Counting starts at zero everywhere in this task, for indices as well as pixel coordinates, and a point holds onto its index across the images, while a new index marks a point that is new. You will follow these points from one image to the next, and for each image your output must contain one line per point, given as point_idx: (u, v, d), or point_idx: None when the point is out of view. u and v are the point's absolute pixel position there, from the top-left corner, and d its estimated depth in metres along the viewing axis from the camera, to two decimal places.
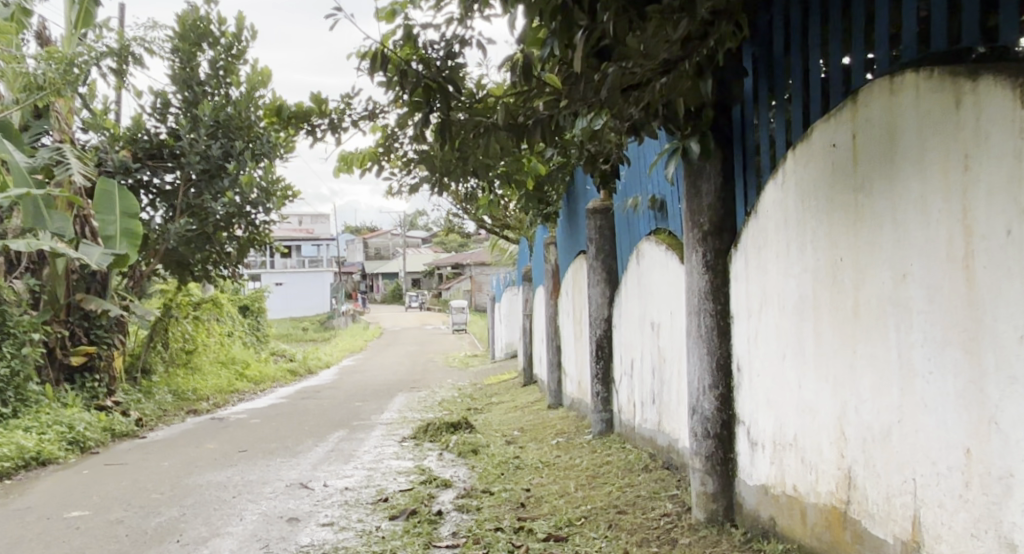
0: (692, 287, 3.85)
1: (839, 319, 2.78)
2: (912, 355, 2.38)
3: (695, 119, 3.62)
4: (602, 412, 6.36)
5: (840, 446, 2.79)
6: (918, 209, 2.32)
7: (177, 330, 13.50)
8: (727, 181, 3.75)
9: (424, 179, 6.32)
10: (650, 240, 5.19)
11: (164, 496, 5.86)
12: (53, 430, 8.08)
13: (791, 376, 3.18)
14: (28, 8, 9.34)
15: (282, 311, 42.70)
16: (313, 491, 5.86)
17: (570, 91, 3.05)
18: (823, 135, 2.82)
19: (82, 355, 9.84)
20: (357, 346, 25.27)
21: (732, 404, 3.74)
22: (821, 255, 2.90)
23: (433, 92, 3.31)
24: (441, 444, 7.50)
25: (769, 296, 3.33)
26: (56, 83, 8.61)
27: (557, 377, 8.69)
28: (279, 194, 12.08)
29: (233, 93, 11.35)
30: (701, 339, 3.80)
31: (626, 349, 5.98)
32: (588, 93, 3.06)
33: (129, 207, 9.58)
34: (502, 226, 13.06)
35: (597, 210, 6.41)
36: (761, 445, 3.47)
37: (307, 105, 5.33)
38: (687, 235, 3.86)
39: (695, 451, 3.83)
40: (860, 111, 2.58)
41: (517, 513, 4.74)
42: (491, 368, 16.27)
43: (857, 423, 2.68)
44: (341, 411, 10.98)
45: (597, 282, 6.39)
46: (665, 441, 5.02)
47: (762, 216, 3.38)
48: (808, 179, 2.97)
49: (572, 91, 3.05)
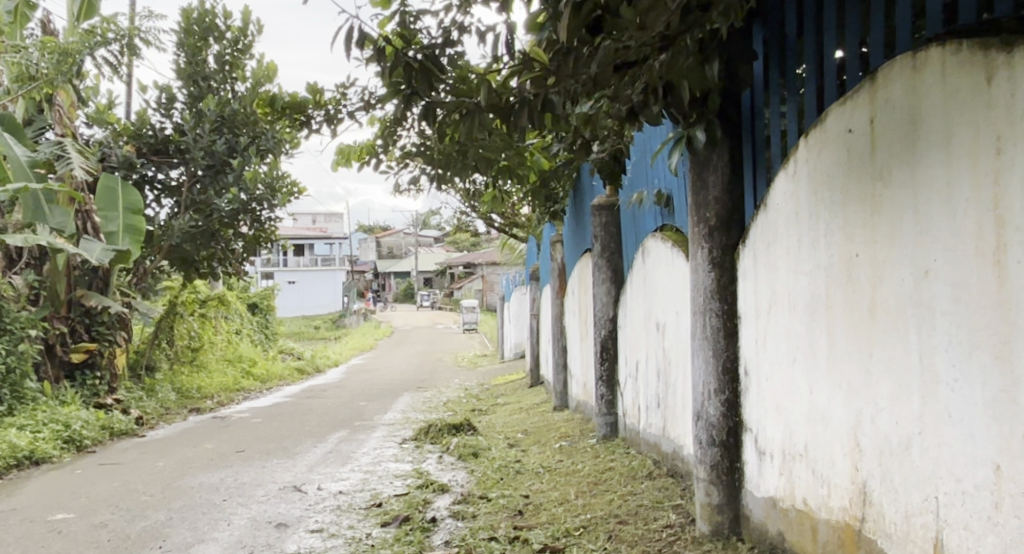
0: (697, 286, 3.64)
1: (855, 321, 2.55)
2: (934, 361, 2.15)
3: (701, 106, 3.39)
4: (606, 416, 6.13)
5: (855, 458, 2.56)
6: (943, 198, 2.09)
7: (183, 326, 13.36)
8: (736, 172, 3.53)
9: (425, 172, 6.12)
10: (656, 237, 4.98)
11: (153, 499, 5.70)
12: (48, 428, 7.96)
13: (802, 380, 2.96)
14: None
15: (294, 310, 42.64)
16: (305, 495, 5.66)
17: (558, 70, 2.79)
18: (839, 119, 2.59)
19: (82, 352, 9.71)
20: (367, 344, 25.14)
21: (740, 410, 3.53)
22: (835, 250, 2.67)
23: (414, 74, 2.98)
24: (442, 446, 7.30)
25: (779, 295, 3.11)
26: (48, 76, 8.42)
27: (563, 378, 8.48)
28: (284, 190, 11.89)
29: (239, 89, 11.19)
30: (707, 340, 3.59)
31: (631, 350, 5.77)
32: (578, 69, 2.80)
33: (133, 202, 9.38)
34: (511, 225, 12.86)
35: (603, 206, 6.17)
36: (769, 454, 3.25)
37: (300, 95, 5.13)
38: (692, 230, 3.65)
39: (700, 459, 3.62)
40: (879, 92, 2.35)
41: (513, 521, 4.53)
42: (501, 367, 16.05)
43: (873, 434, 2.44)
44: (344, 411, 10.80)
45: (601, 281, 6.17)
46: (669, 447, 4.79)
47: (771, 211, 3.16)
48: (821, 169, 2.74)
49: (561, 68, 2.78)
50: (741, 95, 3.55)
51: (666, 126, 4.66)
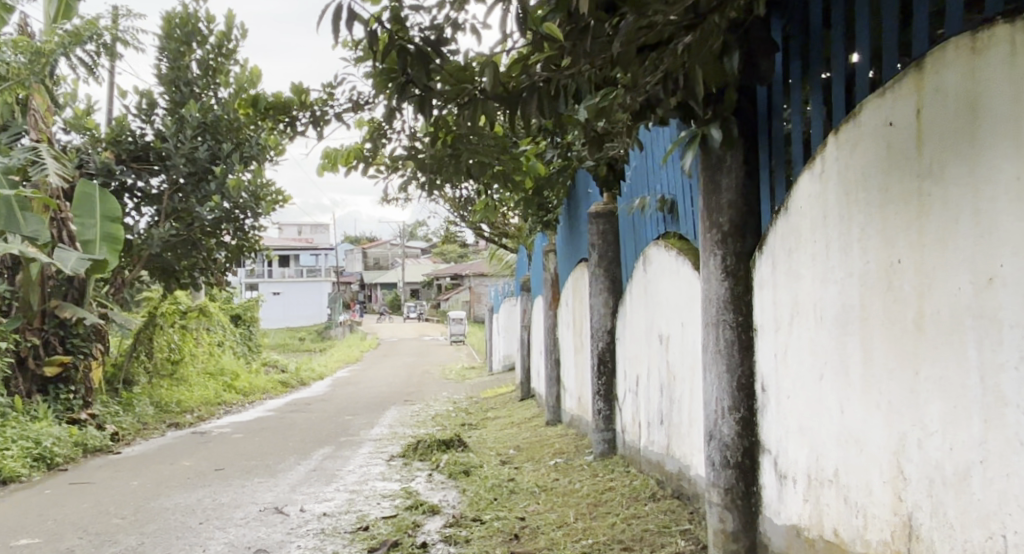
0: (710, 296, 3.39)
1: (896, 334, 2.30)
2: (1000, 379, 1.91)
3: (716, 103, 3.16)
4: (604, 432, 5.86)
5: (898, 487, 2.31)
6: (1013, 196, 1.85)
7: (162, 338, 12.99)
8: (751, 174, 3.30)
9: (415, 178, 5.84)
10: (658, 245, 4.74)
11: (124, 522, 5.37)
12: (17, 445, 7.61)
13: (830, 399, 2.70)
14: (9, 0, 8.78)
15: (279, 321, 42.09)
16: (287, 518, 5.35)
17: (574, 48, 2.48)
18: (876, 112, 2.35)
19: (56, 365, 9.32)
20: (352, 356, 24.73)
21: (756, 429, 3.28)
22: (871, 256, 2.42)
23: (408, 59, 2.59)
24: (431, 463, 7.00)
25: (804, 305, 2.86)
26: (20, 74, 8.13)
27: (556, 392, 8.21)
28: (268, 198, 11.58)
29: (222, 94, 10.87)
30: (720, 355, 3.34)
31: (630, 363, 5.51)
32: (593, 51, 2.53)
33: (111, 211, 9.04)
34: (501, 234, 12.61)
35: (600, 213, 5.92)
36: (791, 479, 2.99)
37: (284, 94, 4.85)
38: (703, 236, 3.42)
39: (713, 483, 3.37)
40: (928, 79, 2.11)
41: (509, 546, 4.24)
42: (489, 380, 15.75)
43: (920, 460, 2.19)
44: (329, 425, 10.47)
45: (598, 292, 5.91)
46: (674, 467, 4.54)
47: (793, 214, 2.91)
48: (854, 167, 2.50)
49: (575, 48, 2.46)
50: (756, 89, 3.33)
51: (671, 127, 4.42)
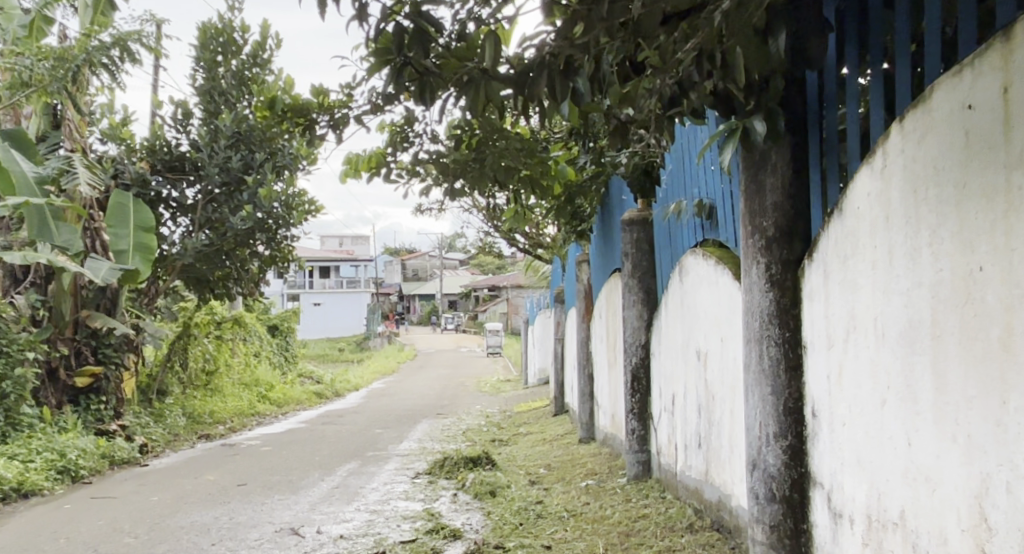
0: (753, 309, 3.05)
1: (977, 357, 1.94)
2: None
3: (760, 91, 2.83)
4: (638, 453, 5.51)
5: (981, 536, 1.96)
6: None
7: (197, 349, 12.94)
8: (799, 173, 2.95)
9: (440, 183, 5.57)
10: (696, 253, 4.40)
11: (135, 542, 5.16)
12: (41, 457, 7.54)
13: (893, 428, 2.34)
14: (50, 16, 8.59)
15: (319, 331, 42.37)
16: (302, 540, 5.08)
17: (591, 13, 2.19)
18: (951, 95, 2.01)
19: (87, 376, 9.28)
20: (388, 367, 24.61)
21: (806, 459, 2.91)
22: (944, 264, 2.06)
23: (404, 37, 2.34)
24: (456, 482, 6.69)
25: (861, 320, 2.50)
26: (42, 81, 7.93)
27: (590, 408, 7.86)
28: (300, 209, 11.47)
29: (255, 103, 10.75)
30: (765, 375, 2.98)
31: (666, 380, 5.14)
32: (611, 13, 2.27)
33: (144, 220, 8.96)
34: (535, 244, 12.31)
35: (633, 220, 5.59)
36: (847, 518, 2.63)
37: (305, 96, 4.55)
38: (746, 242, 3.07)
39: (756, 518, 3.02)
40: (1018, 50, 1.77)
41: None
42: (524, 393, 15.42)
43: (1010, 506, 1.85)
44: (358, 439, 10.22)
45: (632, 304, 5.55)
46: (714, 495, 4.18)
47: (849, 217, 2.56)
48: (923, 159, 2.14)
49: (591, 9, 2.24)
50: (806, 78, 2.98)
51: (709, 123, 4.08)
